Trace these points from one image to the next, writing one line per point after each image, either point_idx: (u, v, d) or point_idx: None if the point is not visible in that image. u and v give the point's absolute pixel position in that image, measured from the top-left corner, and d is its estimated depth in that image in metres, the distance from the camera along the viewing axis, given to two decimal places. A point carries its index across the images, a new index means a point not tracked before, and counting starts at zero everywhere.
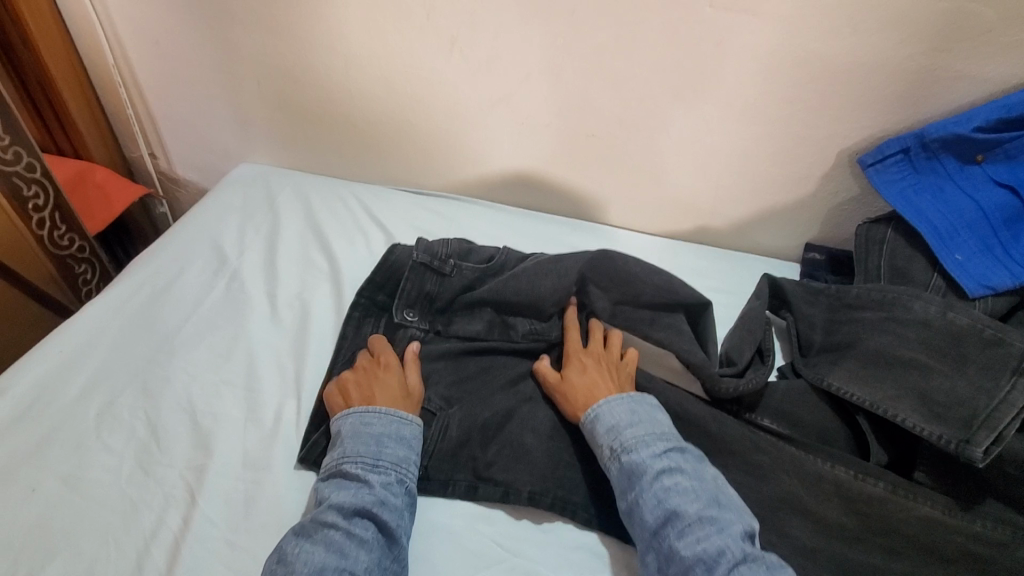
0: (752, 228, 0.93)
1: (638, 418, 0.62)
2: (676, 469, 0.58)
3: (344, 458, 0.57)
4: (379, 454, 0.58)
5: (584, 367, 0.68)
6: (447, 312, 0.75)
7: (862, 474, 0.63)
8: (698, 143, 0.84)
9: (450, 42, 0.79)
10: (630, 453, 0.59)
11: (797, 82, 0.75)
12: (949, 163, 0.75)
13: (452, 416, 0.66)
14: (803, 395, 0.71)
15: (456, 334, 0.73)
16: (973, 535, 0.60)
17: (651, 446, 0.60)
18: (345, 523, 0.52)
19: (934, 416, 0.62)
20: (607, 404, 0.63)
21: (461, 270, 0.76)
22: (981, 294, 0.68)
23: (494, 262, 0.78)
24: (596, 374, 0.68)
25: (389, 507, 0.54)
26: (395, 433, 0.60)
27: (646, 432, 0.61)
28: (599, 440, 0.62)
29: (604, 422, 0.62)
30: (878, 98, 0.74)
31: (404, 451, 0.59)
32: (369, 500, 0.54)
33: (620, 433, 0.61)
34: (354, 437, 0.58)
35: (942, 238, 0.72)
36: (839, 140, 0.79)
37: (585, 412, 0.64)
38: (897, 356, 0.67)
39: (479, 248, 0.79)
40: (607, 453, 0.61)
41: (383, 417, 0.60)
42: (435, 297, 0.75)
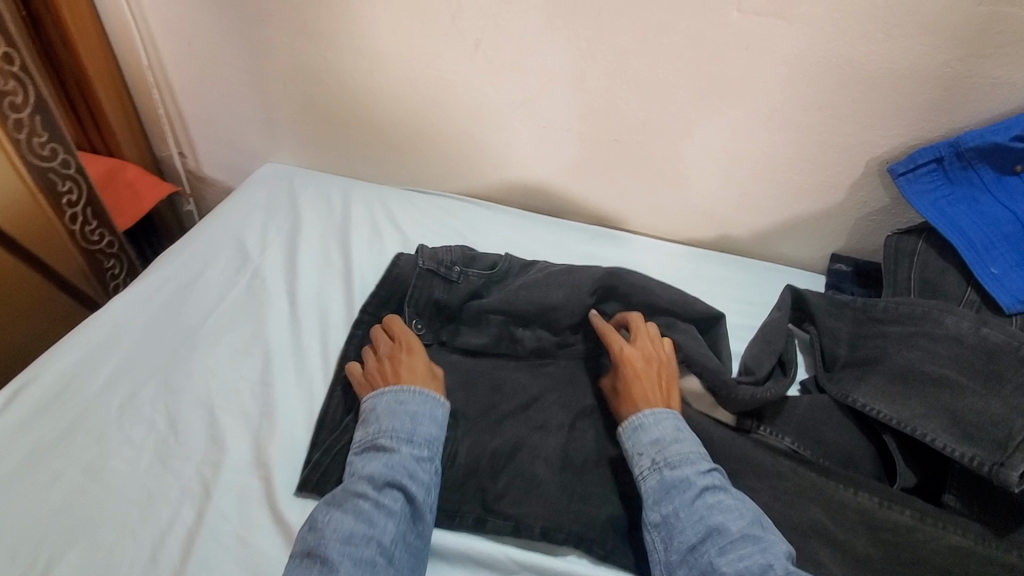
0: (776, 239, 0.91)
1: (682, 436, 0.60)
2: (718, 487, 0.56)
3: (380, 432, 0.59)
4: (412, 429, 0.59)
5: (633, 376, 0.65)
6: (455, 321, 0.74)
7: (887, 500, 0.61)
8: (722, 149, 0.82)
9: (475, 44, 0.79)
10: (672, 467, 0.57)
11: (826, 88, 0.73)
12: (985, 173, 0.72)
13: (462, 442, 0.63)
14: (828, 412, 0.69)
15: (460, 346, 0.73)
16: (1011, 568, 0.56)
17: (695, 464, 0.57)
18: (375, 494, 0.53)
19: (966, 437, 0.60)
20: (653, 416, 0.61)
21: (467, 277, 0.75)
22: (1018, 310, 0.64)
23: (498, 270, 0.77)
24: (645, 376, 0.65)
25: (420, 483, 0.55)
26: (428, 414, 0.60)
27: (690, 449, 0.58)
28: (639, 450, 0.59)
29: (648, 433, 0.60)
30: (913, 105, 0.72)
31: (437, 431, 0.60)
32: (399, 473, 0.55)
33: (664, 447, 0.58)
34: (390, 414, 0.60)
35: (977, 250, 0.69)
36: (869, 148, 0.77)
37: (628, 419, 0.62)
38: (928, 372, 0.65)
39: (482, 254, 0.78)
40: (645, 464, 0.58)
41: (416, 397, 0.61)
42: (443, 305, 0.74)
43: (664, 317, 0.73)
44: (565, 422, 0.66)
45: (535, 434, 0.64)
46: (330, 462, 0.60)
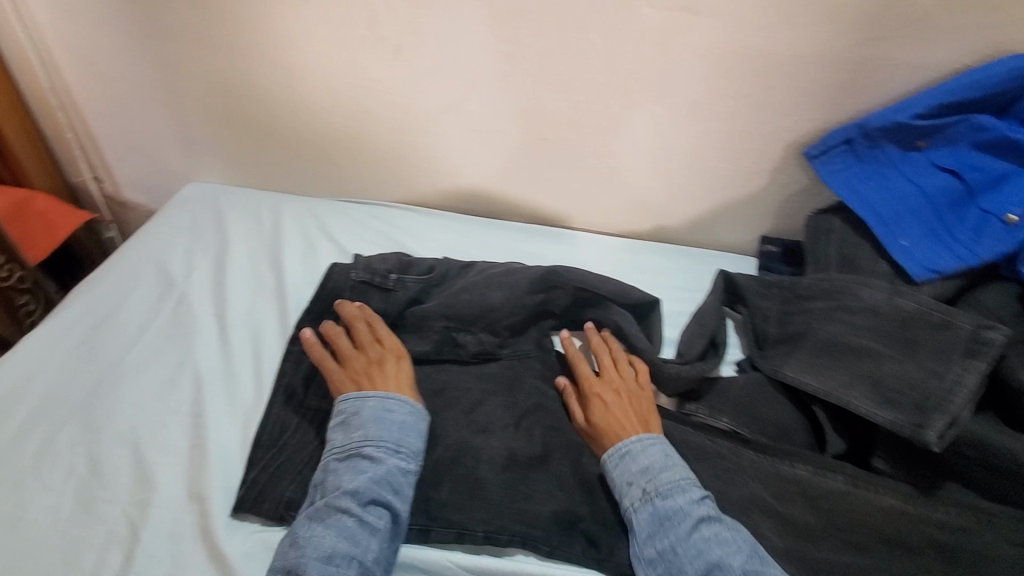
0: (708, 225, 0.93)
1: (671, 462, 0.60)
2: (713, 517, 0.56)
3: (366, 440, 0.58)
4: (397, 440, 0.58)
5: (607, 402, 0.66)
6: (396, 329, 0.72)
7: (822, 469, 0.63)
8: (650, 142, 0.84)
9: (396, 49, 0.78)
10: (664, 497, 0.57)
11: (741, 77, 0.76)
12: (891, 151, 0.74)
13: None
14: (760, 389, 0.71)
15: None
16: (938, 523, 0.59)
17: (686, 493, 0.58)
18: (359, 510, 0.53)
19: (886, 402, 0.63)
20: (640, 442, 0.61)
21: (404, 283, 0.74)
22: (927, 278, 0.67)
23: (434, 274, 0.76)
24: (616, 406, 0.66)
25: (404, 499, 0.56)
26: (413, 425, 0.60)
27: (680, 476, 0.59)
28: (628, 480, 0.59)
29: (638, 460, 0.60)
30: (823, 88, 0.75)
31: (421, 441, 0.60)
32: (384, 489, 0.55)
33: (655, 476, 0.59)
34: (377, 422, 0.59)
35: (887, 225, 0.71)
36: (786, 133, 0.80)
37: (615, 445, 0.62)
38: (849, 343, 0.67)
39: (418, 259, 0.77)
40: (637, 496, 0.58)
41: (403, 406, 0.60)
42: (381, 315, 0.72)
43: (603, 306, 0.75)
44: (509, 423, 0.66)
45: (479, 437, 0.64)
46: (266, 479, 0.58)
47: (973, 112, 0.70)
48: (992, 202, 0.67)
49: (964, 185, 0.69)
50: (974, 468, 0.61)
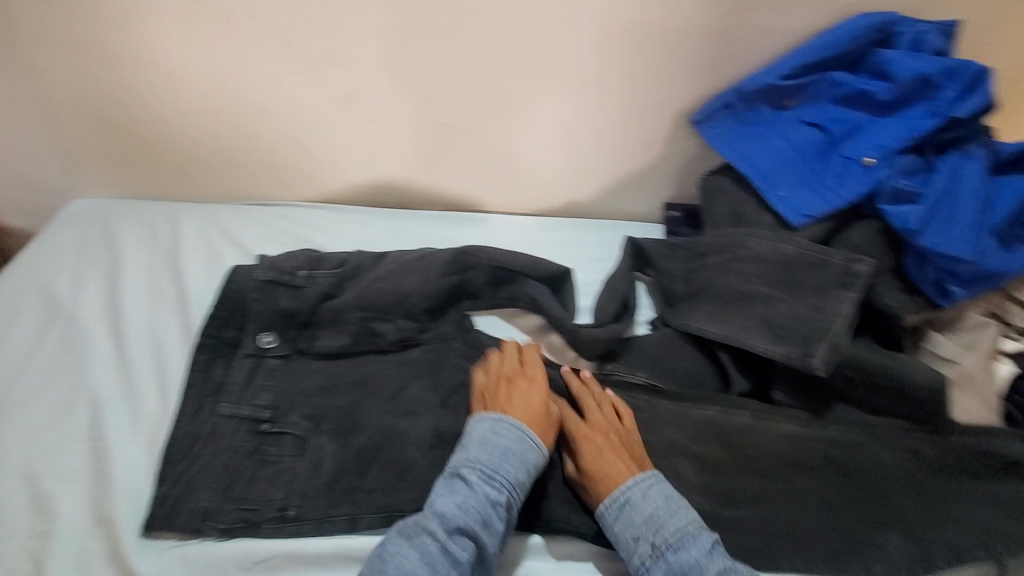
0: (616, 197, 0.97)
1: (676, 506, 0.59)
2: (728, 565, 0.55)
3: (465, 461, 0.58)
4: (496, 467, 0.57)
5: (598, 449, 0.62)
6: (312, 326, 0.70)
7: (728, 407, 0.68)
8: (549, 121, 0.86)
9: (281, 42, 0.76)
10: (675, 551, 0.56)
11: (626, 51, 0.79)
12: (765, 111, 0.80)
13: (326, 447, 0.61)
14: (671, 343, 0.75)
15: (318, 351, 0.69)
16: (831, 441, 0.65)
17: (698, 541, 0.56)
18: (443, 536, 0.53)
19: (778, 338, 0.68)
20: (639, 490, 0.59)
21: (315, 279, 0.72)
22: (803, 223, 0.73)
23: (346, 267, 0.75)
24: (607, 452, 0.62)
25: (491, 532, 0.54)
26: (519, 455, 0.58)
27: (687, 523, 0.57)
28: (633, 535, 0.57)
29: (640, 511, 0.58)
30: (700, 58, 0.80)
31: (522, 474, 0.58)
32: (472, 519, 0.54)
33: (660, 526, 0.57)
34: (482, 444, 0.59)
35: (766, 177, 0.76)
36: (673, 102, 0.85)
37: (614, 494, 0.59)
38: (745, 290, 0.72)
39: (329, 253, 0.76)
40: (647, 551, 0.56)
41: (511, 431, 0.59)
42: (293, 313, 0.70)
43: (517, 281, 0.77)
44: (433, 405, 0.66)
45: (403, 421, 0.64)
46: (179, 494, 0.57)
47: (830, 70, 0.76)
48: (853, 148, 0.73)
49: (828, 136, 0.76)
50: (858, 388, 0.65)
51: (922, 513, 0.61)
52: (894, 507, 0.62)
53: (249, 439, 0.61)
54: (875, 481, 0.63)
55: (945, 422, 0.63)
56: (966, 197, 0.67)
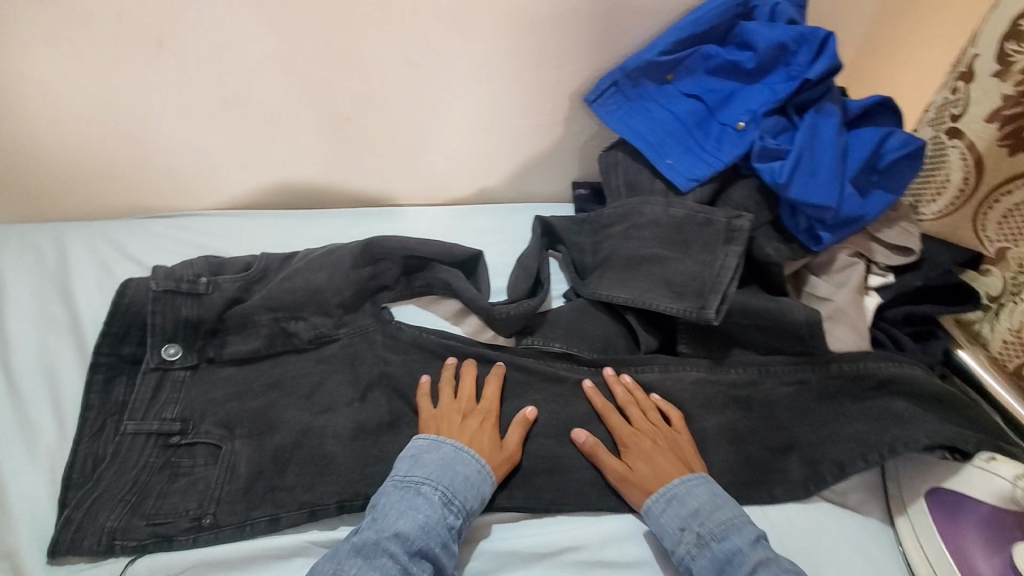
0: (526, 179, 1.00)
1: (722, 501, 0.60)
2: (769, 559, 0.55)
3: (424, 481, 0.58)
4: (455, 491, 0.58)
5: (646, 452, 0.64)
6: (219, 334, 0.69)
7: (637, 364, 0.73)
8: (450, 109, 0.88)
9: (158, 45, 0.73)
10: (720, 540, 0.57)
11: (513, 37, 0.82)
12: (650, 87, 0.84)
13: (241, 450, 0.60)
14: (586, 312, 0.78)
15: (230, 358, 0.68)
16: (733, 383, 0.70)
17: (742, 533, 0.57)
18: (405, 557, 0.53)
19: (677, 295, 0.73)
20: (687, 484, 0.61)
21: (219, 285, 0.70)
22: (690, 187, 0.79)
23: (253, 270, 0.73)
24: (655, 453, 0.64)
25: (449, 552, 0.55)
26: (478, 483, 0.60)
27: (733, 515, 0.59)
28: (680, 525, 0.59)
29: (688, 502, 0.60)
30: (586, 40, 0.84)
31: (478, 499, 0.59)
32: (433, 540, 0.54)
33: (706, 517, 0.59)
34: (441, 466, 0.59)
35: (654, 148, 0.82)
36: (567, 84, 0.88)
37: (665, 486, 0.61)
38: (643, 255, 0.77)
39: (232, 258, 0.73)
40: (693, 540, 0.58)
41: (470, 463, 0.60)
42: (197, 322, 0.68)
43: (428, 267, 0.79)
44: (353, 399, 0.66)
45: (322, 417, 0.64)
46: (82, 517, 0.55)
47: (702, 44, 0.82)
48: (727, 115, 0.80)
49: (705, 106, 0.82)
50: (750, 332, 0.72)
51: (812, 436, 0.66)
52: (793, 433, 0.67)
53: (159, 454, 0.60)
54: (773, 414, 0.68)
55: (826, 353, 0.70)
56: (824, 150, 0.74)
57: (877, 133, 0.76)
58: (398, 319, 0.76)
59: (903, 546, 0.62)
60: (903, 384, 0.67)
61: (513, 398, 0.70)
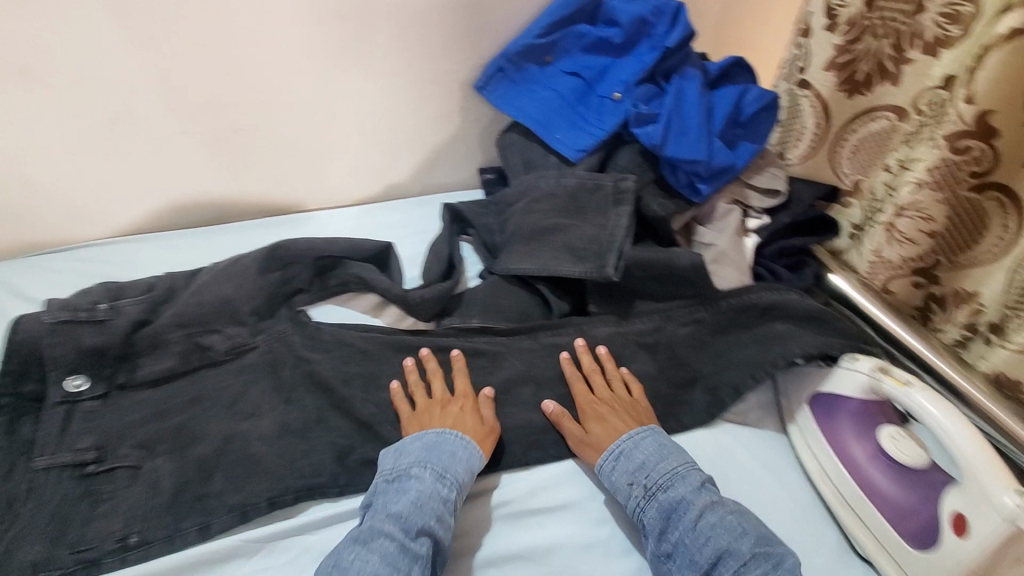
0: (432, 170, 1.02)
1: (666, 452, 0.64)
2: (715, 501, 0.60)
3: (413, 464, 0.61)
4: (445, 467, 0.60)
5: (602, 415, 0.68)
6: (128, 358, 0.67)
7: (553, 327, 0.77)
8: (344, 109, 0.89)
9: (21, 72, 0.70)
10: (665, 489, 0.61)
11: (394, 33, 0.84)
12: (533, 69, 0.89)
13: (162, 467, 0.60)
14: (499, 287, 0.81)
15: (143, 380, 0.67)
16: (640, 331, 0.76)
17: (687, 480, 0.62)
18: (402, 536, 0.54)
19: (579, 259, 0.78)
20: (633, 439, 0.65)
21: (121, 309, 0.68)
22: (579, 157, 0.85)
23: (156, 290, 0.71)
24: (613, 416, 0.68)
25: (446, 525, 0.57)
26: (465, 458, 0.62)
27: (678, 465, 0.63)
28: (628, 480, 0.62)
29: (634, 457, 0.63)
30: (465, 31, 0.88)
31: (467, 473, 0.61)
32: (428, 516, 0.56)
33: (651, 470, 0.62)
34: (428, 449, 0.62)
35: (543, 126, 0.87)
36: (455, 74, 0.92)
37: (611, 447, 0.65)
38: (546, 225, 0.81)
39: (132, 282, 0.72)
40: (641, 493, 0.61)
41: (455, 441, 0.63)
42: (103, 349, 0.65)
43: (342, 263, 0.79)
44: (276, 402, 0.67)
45: (246, 423, 0.65)
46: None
47: (574, 24, 0.88)
48: (604, 88, 0.87)
49: (584, 81, 0.88)
50: (648, 284, 0.77)
51: (712, 367, 0.73)
52: (695, 368, 0.74)
53: (76, 484, 0.58)
54: (679, 353, 0.75)
55: (715, 293, 0.77)
56: (690, 110, 0.81)
57: (736, 89, 0.84)
58: (316, 319, 0.76)
59: (796, 450, 0.70)
60: (784, 310, 0.74)
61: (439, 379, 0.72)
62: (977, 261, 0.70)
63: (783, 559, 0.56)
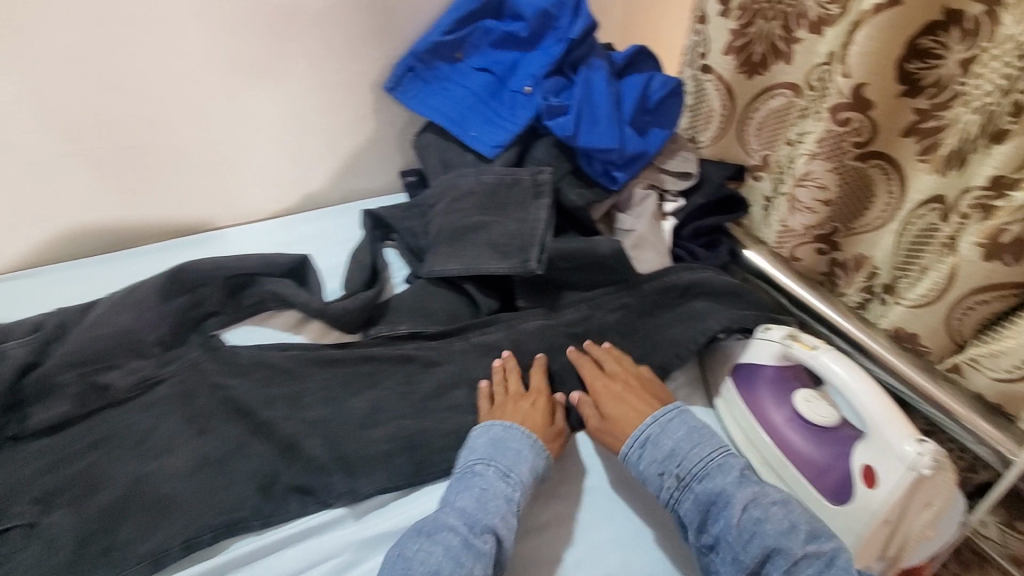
0: (350, 177, 0.99)
1: (701, 438, 0.63)
2: (759, 494, 0.58)
3: (479, 460, 0.62)
4: (510, 466, 0.61)
5: (619, 396, 0.68)
6: (19, 405, 0.62)
7: (483, 326, 0.76)
8: (246, 119, 0.85)
9: None
10: (700, 479, 0.60)
11: (291, 36, 0.81)
12: (443, 67, 0.88)
13: (60, 522, 0.56)
14: (425, 291, 0.80)
15: (37, 429, 0.61)
16: (570, 322, 0.77)
17: (727, 472, 0.60)
18: (466, 531, 0.55)
19: (503, 255, 0.77)
20: (660, 425, 0.64)
21: (6, 354, 0.63)
22: (496, 154, 0.85)
23: (46, 329, 0.65)
24: (630, 398, 0.67)
25: (509, 524, 0.57)
26: (531, 456, 0.63)
27: (720, 454, 0.61)
28: (658, 470, 0.62)
29: (662, 445, 0.63)
30: (369, 31, 0.85)
31: (531, 473, 0.62)
32: (493, 513, 0.57)
33: (683, 459, 0.61)
34: (493, 446, 0.63)
35: (457, 124, 0.87)
36: (363, 76, 0.89)
37: (635, 433, 0.64)
38: (468, 224, 0.80)
39: (16, 322, 0.66)
40: (676, 484, 0.60)
41: (521, 438, 0.63)
42: None
43: (257, 281, 0.76)
44: (190, 436, 0.63)
45: (155, 462, 0.60)
46: None
47: (480, 20, 0.87)
48: (515, 83, 0.86)
49: (495, 77, 0.87)
50: (572, 274, 0.78)
51: (638, 349, 0.75)
52: (624, 353, 0.75)
53: None
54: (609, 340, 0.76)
55: (637, 277, 0.79)
56: (599, 99, 0.82)
57: (642, 78, 0.86)
58: (230, 343, 0.72)
59: (722, 422, 0.73)
60: (702, 288, 0.77)
61: (369, 391, 0.69)
62: (870, 227, 0.74)
63: (833, 558, 0.54)
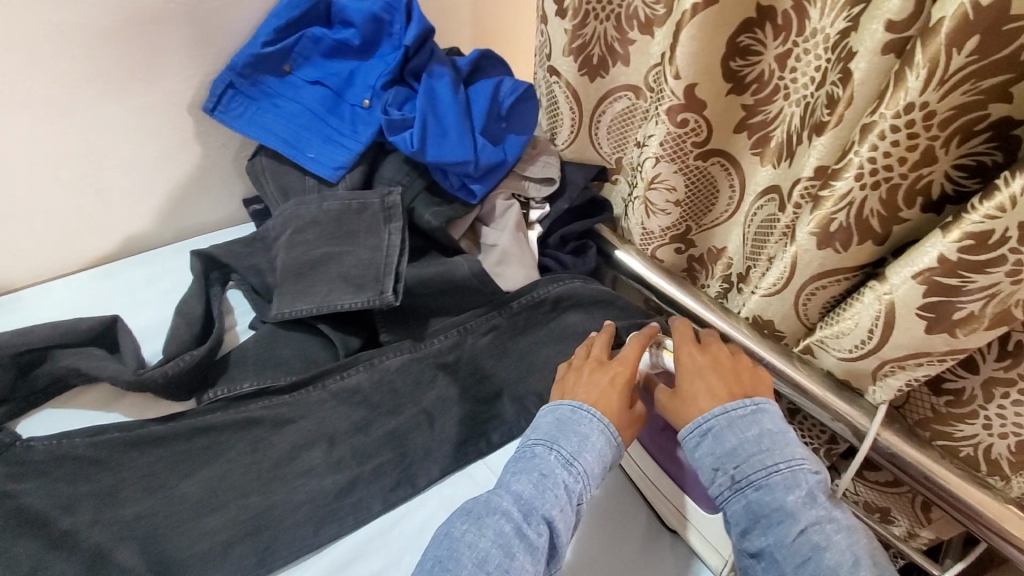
0: (181, 211, 0.86)
1: (768, 445, 0.54)
2: (821, 520, 0.50)
3: (544, 441, 0.57)
4: (576, 454, 0.55)
5: (700, 371, 0.62)
6: None
7: (341, 371, 0.67)
8: (20, 161, 0.70)
9: None
10: (757, 486, 0.53)
11: (60, 60, 0.67)
12: (270, 82, 0.78)
13: None
14: (273, 337, 0.71)
15: None
16: (438, 351, 0.71)
17: (793, 490, 0.52)
18: (521, 519, 0.50)
19: (356, 289, 0.70)
20: (729, 417, 0.57)
21: None
22: (339, 176, 0.77)
23: None
24: (712, 377, 0.61)
25: (567, 516, 0.52)
26: (599, 444, 0.57)
27: (789, 465, 0.53)
28: (713, 465, 0.56)
29: (725, 441, 0.56)
30: (170, 47, 0.72)
31: (599, 464, 0.56)
32: (551, 503, 0.52)
33: (743, 461, 0.54)
34: (558, 428, 0.58)
35: (294, 146, 0.78)
36: (174, 98, 0.76)
37: (699, 420, 0.58)
38: (314, 257, 0.72)
39: None
40: (728, 484, 0.54)
41: (590, 421, 0.58)
42: None
43: (54, 358, 0.64)
44: None
45: None
46: None
47: (307, 28, 0.77)
48: (354, 96, 0.79)
49: (332, 90, 0.79)
50: (432, 300, 0.73)
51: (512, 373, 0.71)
52: (499, 378, 0.71)
53: None
54: (482, 366, 0.71)
55: (504, 296, 0.75)
56: (447, 110, 0.77)
57: (490, 83, 0.82)
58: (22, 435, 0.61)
59: None
60: (570, 299, 0.75)
61: (200, 468, 0.60)
62: (718, 220, 0.78)
63: None
